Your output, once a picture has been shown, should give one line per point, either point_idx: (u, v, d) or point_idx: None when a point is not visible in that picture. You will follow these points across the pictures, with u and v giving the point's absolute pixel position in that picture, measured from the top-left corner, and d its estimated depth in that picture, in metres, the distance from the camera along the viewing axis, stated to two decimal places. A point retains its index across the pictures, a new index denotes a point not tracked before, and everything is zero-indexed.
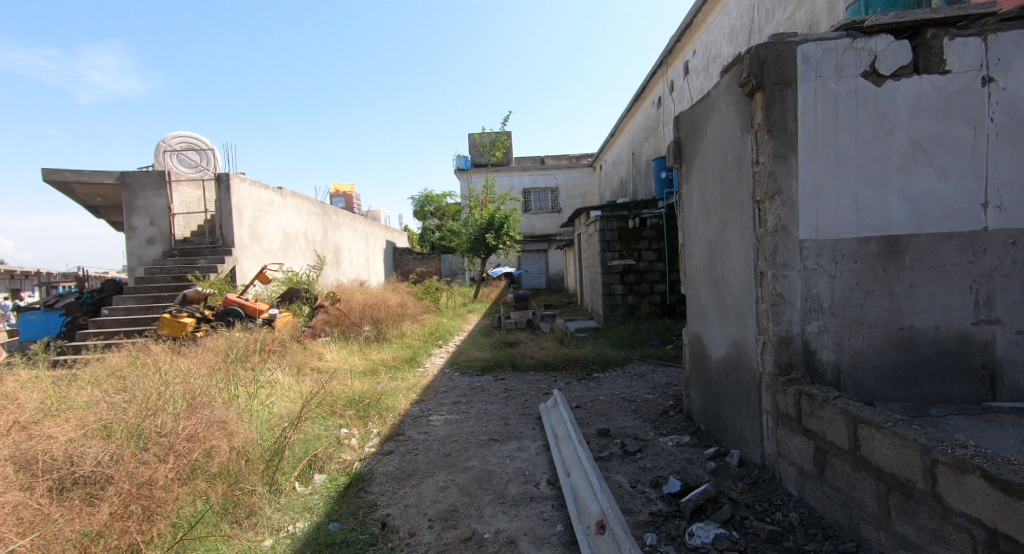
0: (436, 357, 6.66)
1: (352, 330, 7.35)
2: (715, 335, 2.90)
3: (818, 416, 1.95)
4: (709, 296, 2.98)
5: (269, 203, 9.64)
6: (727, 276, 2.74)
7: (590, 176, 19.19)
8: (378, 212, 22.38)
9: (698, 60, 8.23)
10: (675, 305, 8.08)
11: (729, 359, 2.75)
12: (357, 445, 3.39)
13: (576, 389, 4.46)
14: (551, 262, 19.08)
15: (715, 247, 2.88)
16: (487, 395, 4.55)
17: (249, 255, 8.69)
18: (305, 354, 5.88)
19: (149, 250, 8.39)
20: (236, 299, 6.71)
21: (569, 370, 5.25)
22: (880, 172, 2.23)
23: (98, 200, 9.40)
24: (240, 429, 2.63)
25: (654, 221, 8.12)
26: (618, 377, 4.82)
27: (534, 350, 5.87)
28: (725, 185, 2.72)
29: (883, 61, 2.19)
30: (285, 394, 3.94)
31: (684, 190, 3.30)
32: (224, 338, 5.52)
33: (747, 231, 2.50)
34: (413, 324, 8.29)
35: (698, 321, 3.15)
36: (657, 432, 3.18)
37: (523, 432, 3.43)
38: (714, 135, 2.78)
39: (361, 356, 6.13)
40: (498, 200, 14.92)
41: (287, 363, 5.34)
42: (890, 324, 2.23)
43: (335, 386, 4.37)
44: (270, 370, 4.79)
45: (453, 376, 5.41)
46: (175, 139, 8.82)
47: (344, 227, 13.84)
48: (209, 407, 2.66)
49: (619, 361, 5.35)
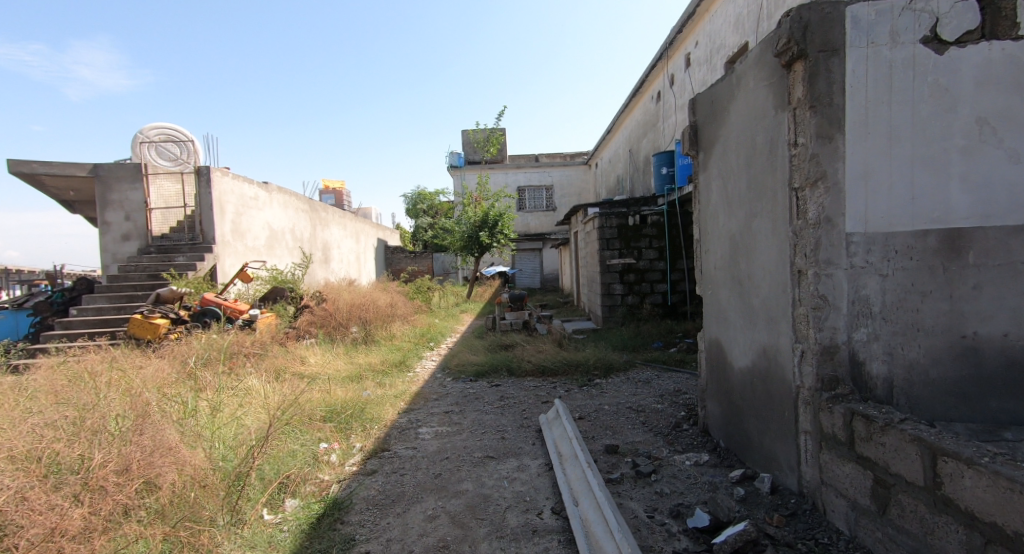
0: (427, 361, 6.31)
1: (339, 332, 6.98)
2: (738, 342, 2.59)
3: (880, 443, 1.63)
4: (730, 297, 2.67)
5: (253, 198, 9.23)
6: (753, 275, 2.43)
7: (585, 175, 18.91)
8: (370, 209, 21.96)
9: (700, 51, 7.95)
10: (677, 305, 7.77)
11: (755, 367, 2.45)
12: (337, 463, 3.04)
13: (577, 397, 4.13)
14: (545, 261, 18.82)
15: (738, 243, 2.57)
16: (481, 403, 4.21)
17: (230, 253, 8.30)
18: (286, 358, 5.51)
19: (125, 247, 7.97)
20: (214, 298, 6.31)
21: (568, 376, 4.93)
22: (941, 155, 1.90)
23: (72, 194, 8.95)
24: (194, 454, 2.28)
25: (654, 218, 7.81)
26: (622, 384, 4.49)
27: (531, 354, 5.54)
28: (752, 172, 2.41)
29: (946, 24, 1.87)
30: (257, 406, 3.58)
31: (700, 180, 3.00)
32: (198, 342, 5.14)
33: (781, 224, 2.18)
34: (403, 326, 7.94)
35: (716, 325, 2.85)
36: (672, 448, 2.86)
37: (522, 448, 3.09)
38: (739, 117, 2.48)
39: (347, 360, 5.77)
40: (492, 197, 14.57)
41: (266, 370, 4.98)
42: (950, 332, 1.92)
43: (314, 396, 4.01)
44: (245, 378, 4.43)
45: (445, 382, 5.07)
46: (154, 130, 8.38)
47: (334, 224, 13.44)
48: (159, 428, 2.31)
49: (622, 366, 5.04)
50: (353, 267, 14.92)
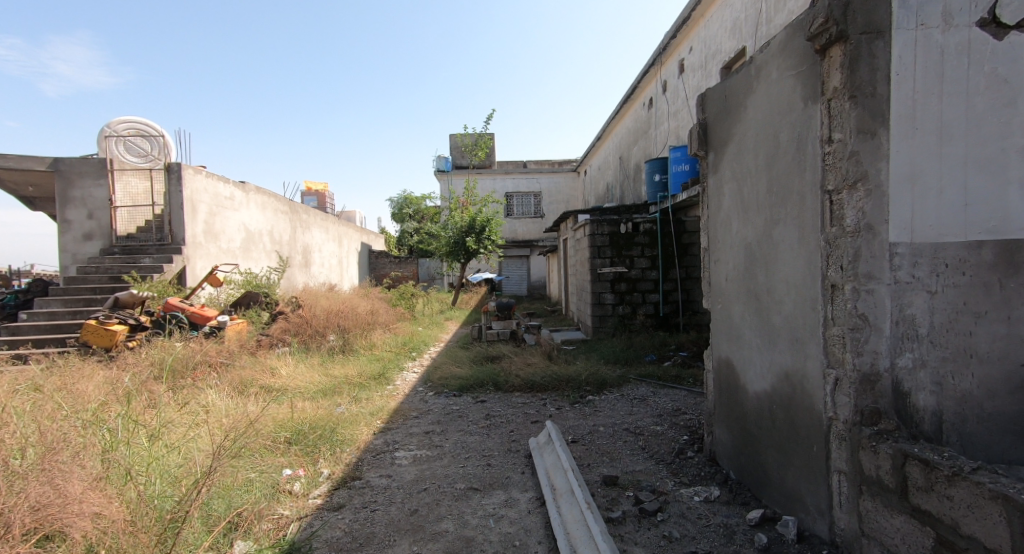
0: (408, 373, 5.94)
1: (315, 340, 6.58)
2: (754, 363, 2.32)
3: (946, 496, 1.37)
4: (743, 312, 2.41)
5: (229, 198, 8.79)
6: (773, 289, 2.17)
7: (574, 182, 18.75)
8: (353, 211, 21.45)
9: (695, 57, 7.81)
10: (669, 316, 7.54)
11: (774, 391, 2.18)
12: (299, 494, 2.67)
13: (569, 417, 3.82)
14: (532, 268, 18.59)
15: (755, 253, 2.30)
16: (465, 422, 3.88)
17: (201, 255, 7.84)
18: (254, 369, 5.10)
19: (86, 247, 7.47)
20: (179, 303, 5.89)
21: (558, 392, 4.63)
22: (998, 155, 1.66)
23: (32, 190, 8.41)
24: (106, 502, 1.87)
25: (647, 226, 7.59)
26: (617, 402, 4.21)
27: (519, 367, 5.23)
28: (773, 172, 2.15)
29: (1006, 5, 1.61)
30: (212, 429, 3.19)
31: (709, 183, 2.75)
32: (158, 352, 4.72)
33: (811, 232, 1.92)
34: (384, 334, 7.56)
35: (727, 343, 2.58)
36: (677, 481, 2.57)
37: (509, 479, 2.76)
38: (758, 112, 2.23)
39: (322, 371, 5.38)
40: (480, 202, 14.28)
41: (229, 384, 4.56)
42: (1005, 358, 1.67)
43: (281, 413, 3.64)
44: (204, 393, 4.02)
45: (426, 397, 4.72)
46: (122, 124, 7.80)
47: (315, 227, 13.00)
48: (65, 469, 1.88)
49: (615, 382, 4.75)
50: (335, 271, 14.46)
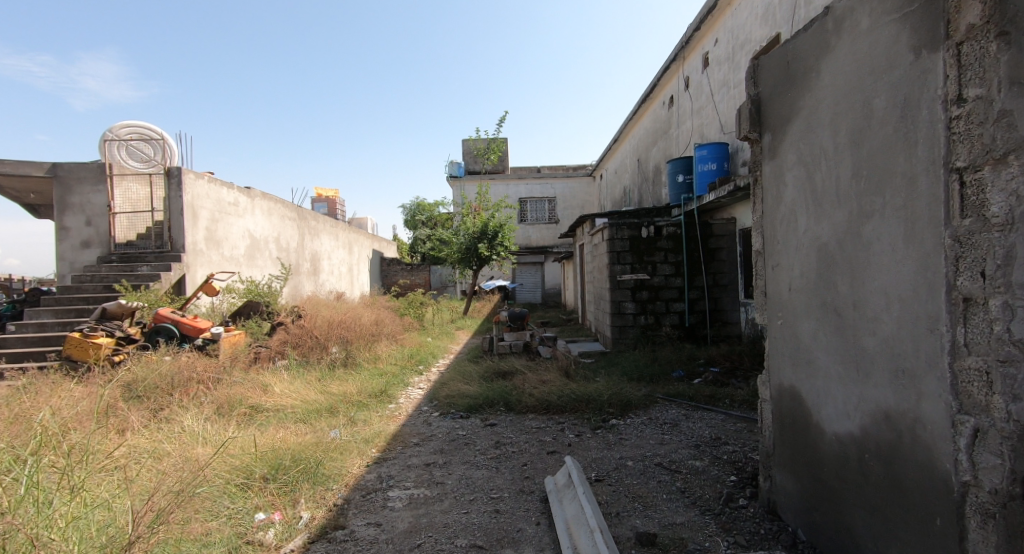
0: (414, 389, 5.50)
1: (316, 352, 6.19)
2: (834, 396, 1.81)
3: None
4: (816, 330, 1.90)
5: (233, 204, 8.51)
6: (863, 302, 1.66)
7: (590, 186, 18.34)
8: (365, 218, 21.21)
9: (720, 49, 7.33)
10: (695, 327, 6.99)
11: (864, 436, 1.67)
12: (269, 547, 2.23)
13: (592, 447, 3.33)
14: (547, 275, 18.11)
15: (834, 255, 1.79)
16: (471, 451, 3.40)
17: (202, 263, 7.55)
18: (246, 385, 4.72)
19: (84, 254, 7.22)
20: (170, 314, 5.53)
21: (577, 414, 4.14)
22: None
23: (34, 197, 8.25)
24: None
25: (670, 230, 7.08)
26: (645, 428, 3.70)
27: (533, 384, 4.75)
28: (862, 151, 1.64)
29: None
30: (175, 465, 2.78)
31: (764, 172, 2.26)
32: (141, 371, 4.37)
33: (927, 228, 1.40)
34: (390, 346, 7.14)
35: (793, 368, 2.06)
36: (731, 541, 2.07)
37: (521, 533, 2.28)
38: (839, 74, 1.73)
39: (319, 387, 4.95)
40: (492, 207, 13.87)
41: (213, 405, 4.16)
42: None
43: (262, 442, 3.21)
44: (181, 416, 3.62)
45: (431, 419, 4.27)
46: (124, 128, 7.57)
47: (325, 234, 12.74)
48: None
49: (641, 402, 4.24)
50: (345, 279, 14.17)
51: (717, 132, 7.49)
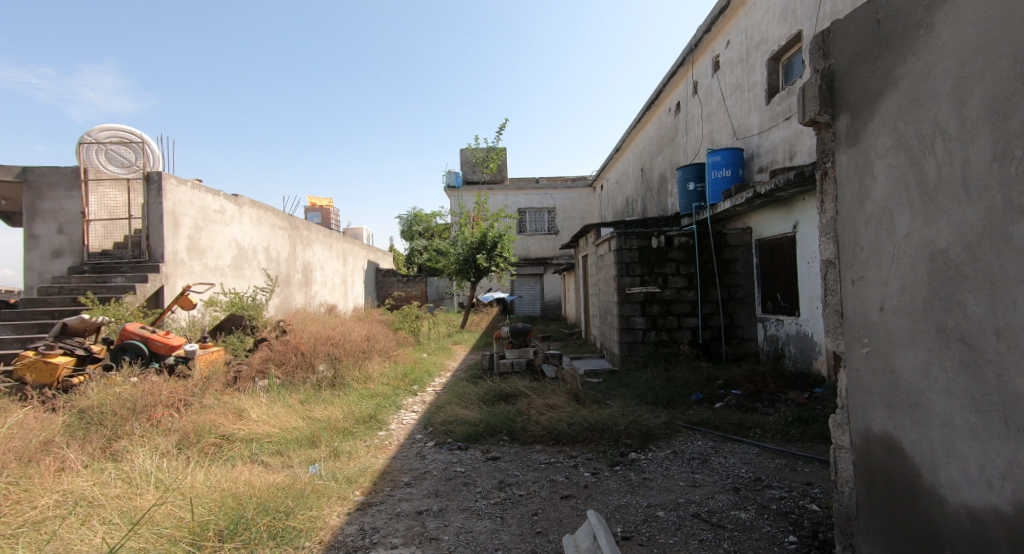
0: (407, 413, 5.00)
1: (300, 372, 5.68)
2: (961, 454, 1.35)
3: None
4: (927, 364, 1.45)
5: (219, 212, 8.06)
6: (1014, 331, 1.20)
7: (590, 197, 18.05)
8: (360, 228, 20.74)
9: (732, 51, 7.01)
10: (709, 344, 6.53)
11: (1018, 515, 1.21)
12: None
13: (613, 491, 2.84)
14: (546, 286, 17.67)
15: (958, 267, 1.35)
16: (471, 495, 2.91)
17: (182, 274, 7.07)
18: (219, 410, 4.22)
19: (54, 264, 6.73)
20: (139, 330, 5.02)
21: (590, 446, 3.65)
22: None
23: (5, 203, 7.78)
24: None
25: (682, 240, 6.60)
26: (670, 464, 3.23)
27: (539, 409, 4.27)
28: (1010, 124, 1.20)
29: None
30: (109, 522, 2.27)
31: (839, 163, 1.82)
32: (98, 396, 3.87)
33: None
34: (382, 363, 6.64)
35: (889, 410, 1.60)
36: None
37: None
38: (968, 25, 1.30)
39: (301, 412, 4.45)
40: (490, 217, 13.43)
41: (176, 434, 3.64)
42: None
43: (223, 485, 2.71)
44: (133, 453, 3.12)
45: (424, 451, 3.78)
46: (103, 132, 7.11)
47: (318, 244, 12.30)
48: None
49: (662, 433, 3.77)
50: (338, 290, 13.68)
51: (729, 138, 7.14)
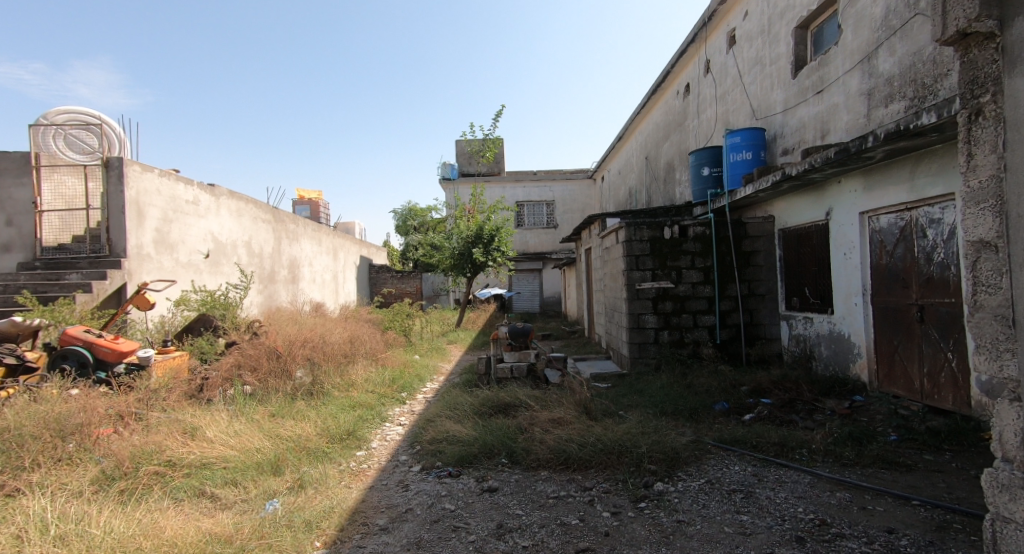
0: (392, 427, 4.39)
1: (274, 379, 5.04)
2: None
3: None
4: None
5: (192, 203, 7.39)
6: None
7: (590, 189, 17.45)
8: (352, 222, 19.98)
9: (751, 22, 6.38)
10: (728, 344, 5.94)
11: None
12: None
13: (641, 544, 2.22)
14: (545, 282, 17.08)
15: None
16: (460, 546, 2.29)
17: (149, 269, 6.43)
18: (168, 429, 3.60)
19: (3, 260, 6.11)
20: (82, 334, 4.38)
21: (607, 472, 3.04)
22: None
23: None
24: None
25: (698, 230, 5.98)
26: (709, 500, 2.62)
27: (543, 425, 3.66)
28: None
29: None
30: None
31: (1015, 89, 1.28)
32: (15, 414, 3.25)
33: None
34: (368, 368, 6.02)
35: None
36: None
37: None
38: None
39: (267, 428, 3.83)
40: (487, 209, 12.76)
41: (107, 462, 3.02)
42: None
43: (136, 542, 2.09)
44: (35, 495, 2.49)
45: (408, 479, 3.17)
46: (60, 115, 6.50)
47: (305, 238, 11.63)
48: None
49: (691, 455, 3.17)
50: (328, 287, 13.02)
51: (747, 118, 6.52)
